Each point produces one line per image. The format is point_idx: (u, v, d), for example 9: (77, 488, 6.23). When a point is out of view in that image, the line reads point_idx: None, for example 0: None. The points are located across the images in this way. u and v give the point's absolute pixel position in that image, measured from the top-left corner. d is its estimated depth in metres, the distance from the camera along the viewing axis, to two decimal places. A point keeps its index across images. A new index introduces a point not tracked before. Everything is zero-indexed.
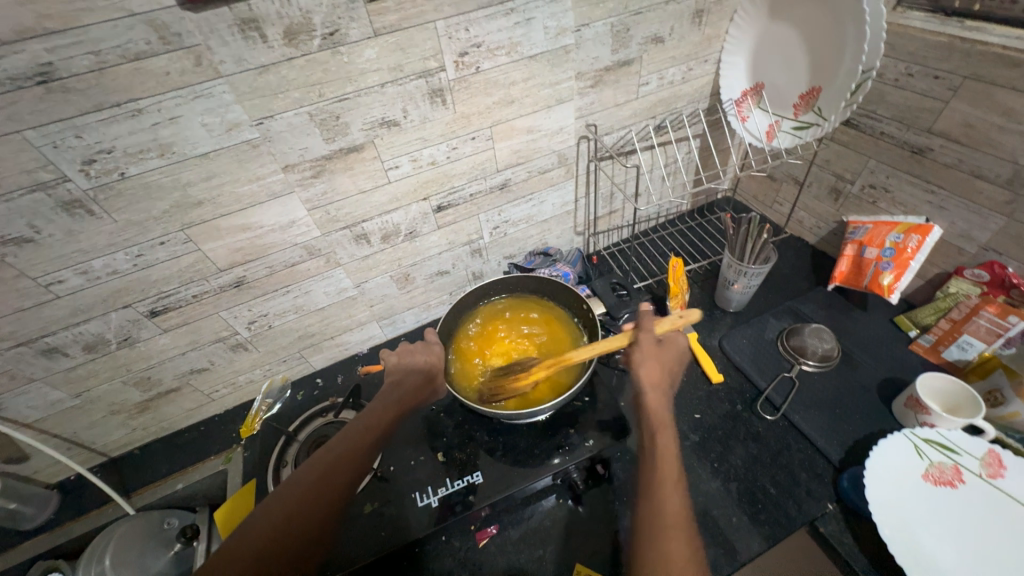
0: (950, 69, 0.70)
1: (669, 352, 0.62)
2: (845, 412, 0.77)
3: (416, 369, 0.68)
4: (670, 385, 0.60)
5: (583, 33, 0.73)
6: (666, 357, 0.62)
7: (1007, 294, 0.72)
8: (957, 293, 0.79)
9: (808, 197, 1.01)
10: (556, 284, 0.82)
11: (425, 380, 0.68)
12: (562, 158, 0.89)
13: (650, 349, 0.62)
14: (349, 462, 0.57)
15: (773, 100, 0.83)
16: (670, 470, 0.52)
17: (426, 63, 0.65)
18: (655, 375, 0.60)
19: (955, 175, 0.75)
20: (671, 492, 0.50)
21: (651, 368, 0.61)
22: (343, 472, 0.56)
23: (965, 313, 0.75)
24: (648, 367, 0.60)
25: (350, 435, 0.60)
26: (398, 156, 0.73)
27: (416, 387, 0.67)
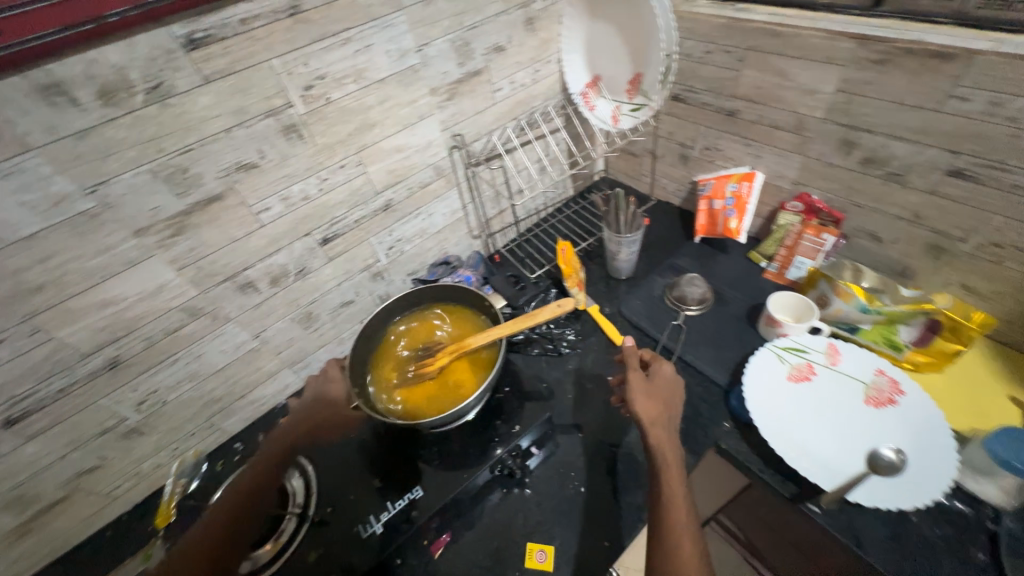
0: (734, 44, 0.85)
1: (659, 385, 0.70)
2: (726, 342, 0.89)
3: (314, 403, 0.77)
4: (669, 417, 0.67)
5: (426, 52, 0.77)
6: (657, 391, 0.70)
7: (818, 217, 0.90)
8: (784, 224, 0.95)
9: (664, 166, 1.15)
10: (455, 290, 0.86)
11: (325, 407, 0.77)
12: (439, 170, 0.92)
13: (641, 387, 0.70)
14: (241, 498, 0.67)
15: (610, 89, 0.93)
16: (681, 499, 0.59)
17: (270, 101, 0.65)
18: (651, 411, 0.67)
19: (760, 129, 0.90)
20: (683, 519, 0.57)
21: (648, 405, 0.68)
22: (228, 510, 0.65)
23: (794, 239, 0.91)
24: (643, 402, 0.68)
25: (244, 477, 0.68)
26: (266, 197, 0.72)
27: (313, 416, 0.77)
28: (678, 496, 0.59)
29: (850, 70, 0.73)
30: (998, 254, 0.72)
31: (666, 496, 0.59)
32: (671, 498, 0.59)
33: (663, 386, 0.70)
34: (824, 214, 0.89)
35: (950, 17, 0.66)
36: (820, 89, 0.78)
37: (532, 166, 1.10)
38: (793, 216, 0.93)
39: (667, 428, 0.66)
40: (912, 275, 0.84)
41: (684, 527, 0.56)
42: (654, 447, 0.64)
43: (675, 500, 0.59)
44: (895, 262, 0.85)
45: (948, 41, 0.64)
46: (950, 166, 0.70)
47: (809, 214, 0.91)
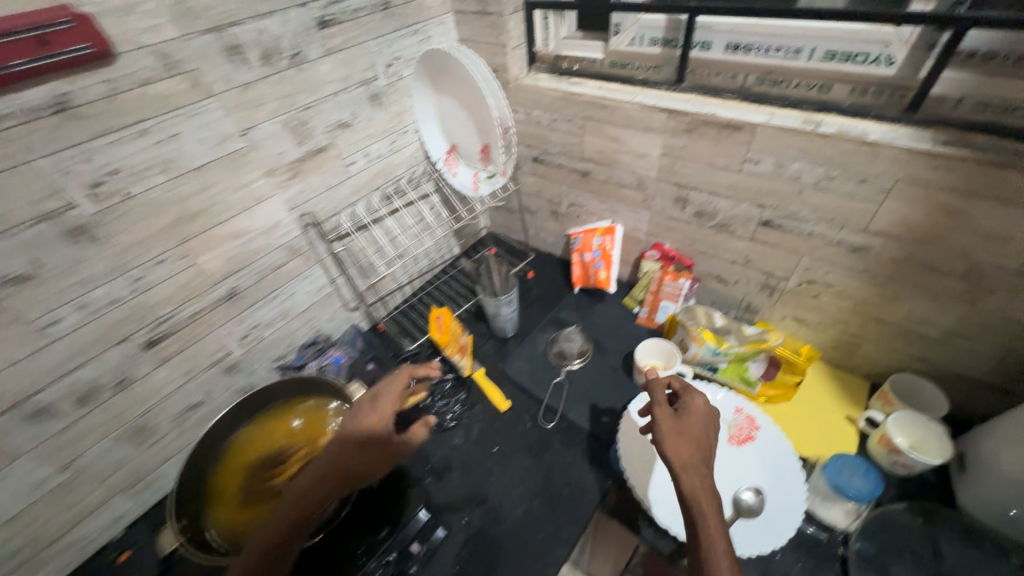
0: (572, 113, 0.91)
1: (694, 420, 0.59)
2: (605, 394, 0.89)
3: (343, 451, 0.57)
4: (707, 461, 0.54)
5: (253, 135, 0.73)
6: (690, 429, 0.58)
7: (674, 263, 0.96)
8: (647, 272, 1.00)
9: (539, 221, 1.19)
10: (308, 382, 0.76)
11: (366, 445, 0.58)
12: (293, 250, 0.86)
13: (670, 425, 0.58)
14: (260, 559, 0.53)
15: (467, 156, 0.95)
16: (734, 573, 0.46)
17: (42, 206, 0.56)
18: (684, 455, 0.54)
19: (610, 187, 0.96)
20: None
21: (682, 447, 0.55)
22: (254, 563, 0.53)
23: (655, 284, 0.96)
24: (675, 445, 0.56)
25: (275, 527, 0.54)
26: (53, 309, 0.61)
27: (357, 450, 0.57)
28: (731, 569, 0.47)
29: (669, 137, 0.80)
30: (813, 289, 0.81)
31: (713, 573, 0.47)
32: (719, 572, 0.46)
33: (699, 423, 0.58)
34: (678, 260, 0.95)
35: (735, 92, 0.76)
36: (649, 153, 0.85)
37: (406, 232, 1.08)
38: (653, 264, 0.98)
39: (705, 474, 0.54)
40: (757, 311, 0.92)
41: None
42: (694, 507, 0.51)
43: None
44: (741, 300, 0.92)
45: (734, 113, 0.72)
46: (761, 217, 0.78)
47: (665, 261, 0.96)
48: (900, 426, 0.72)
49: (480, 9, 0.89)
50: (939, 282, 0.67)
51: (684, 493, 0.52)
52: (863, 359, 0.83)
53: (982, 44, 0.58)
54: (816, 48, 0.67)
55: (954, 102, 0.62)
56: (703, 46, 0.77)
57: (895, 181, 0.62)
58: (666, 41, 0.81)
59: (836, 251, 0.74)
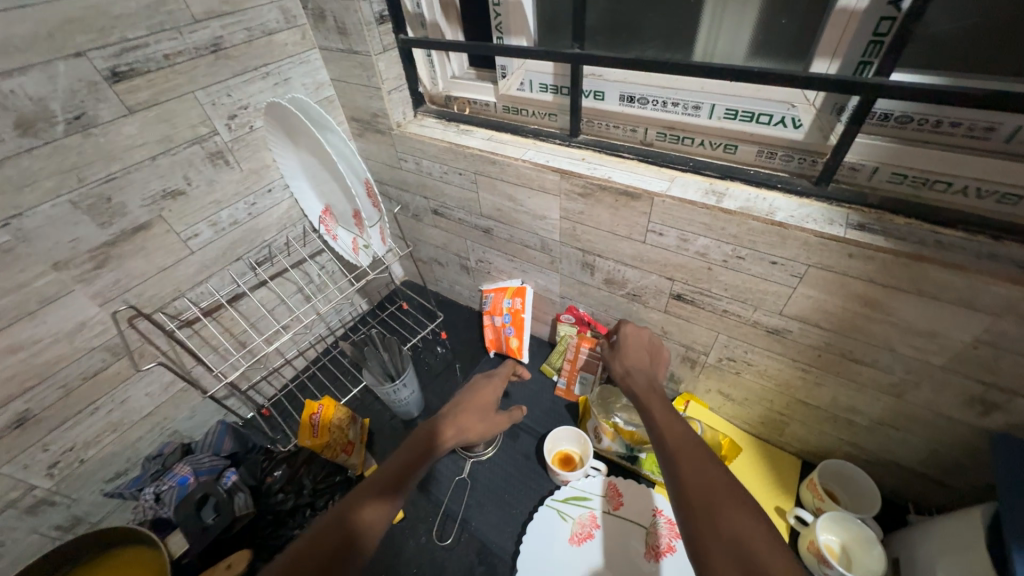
0: (462, 167, 0.78)
1: (635, 344, 0.63)
2: (513, 492, 0.78)
3: (468, 409, 0.61)
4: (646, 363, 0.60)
5: (21, 224, 0.55)
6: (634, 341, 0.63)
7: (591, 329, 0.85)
8: (564, 334, 0.89)
9: (451, 274, 1.06)
10: (118, 531, 0.60)
11: (488, 408, 0.64)
12: (117, 349, 0.69)
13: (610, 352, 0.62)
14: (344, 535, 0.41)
15: (345, 218, 0.80)
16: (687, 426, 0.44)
17: None
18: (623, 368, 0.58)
19: (514, 246, 0.84)
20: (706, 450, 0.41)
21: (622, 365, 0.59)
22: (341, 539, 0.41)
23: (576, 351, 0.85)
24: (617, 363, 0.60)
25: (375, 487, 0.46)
26: None
27: (479, 412, 0.62)
28: (675, 422, 0.45)
29: (565, 200, 0.69)
30: (735, 366, 0.72)
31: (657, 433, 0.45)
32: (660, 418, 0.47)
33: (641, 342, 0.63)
34: (594, 326, 0.85)
35: (634, 149, 0.65)
36: (548, 215, 0.73)
37: (287, 299, 0.92)
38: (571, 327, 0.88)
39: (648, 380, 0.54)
40: (680, 381, 0.82)
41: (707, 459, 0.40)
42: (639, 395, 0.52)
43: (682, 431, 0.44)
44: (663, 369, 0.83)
45: (631, 179, 0.61)
46: (672, 291, 0.68)
47: (583, 325, 0.86)
48: (831, 527, 0.64)
49: (345, 47, 0.75)
50: (862, 372, 0.58)
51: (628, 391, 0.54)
52: (792, 438, 0.75)
53: (897, 105, 0.47)
54: (716, 105, 0.57)
55: (871, 171, 0.52)
56: (596, 96, 0.66)
57: (808, 267, 0.53)
58: (556, 89, 0.69)
59: (755, 331, 0.64)
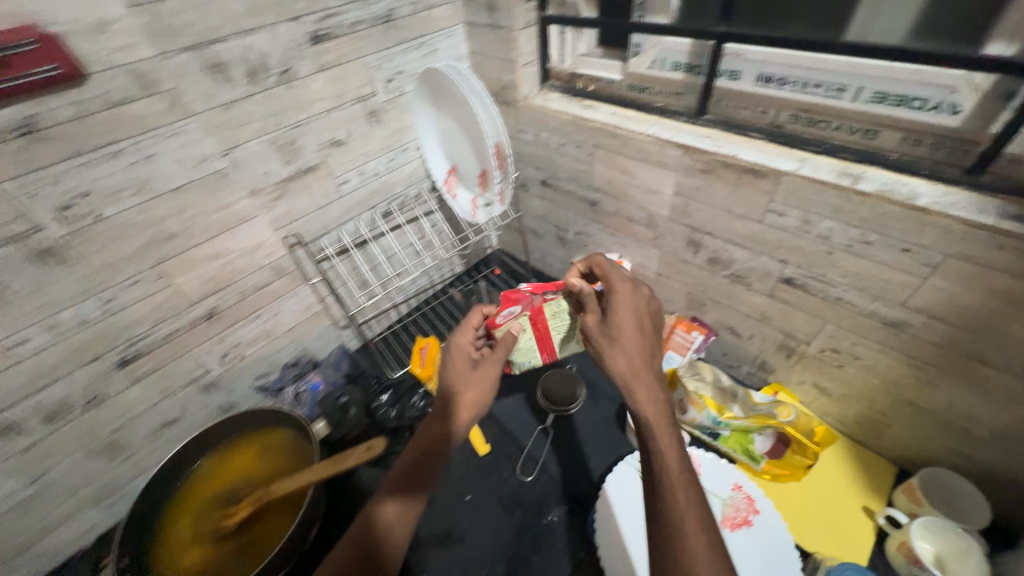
0: (582, 139, 0.83)
1: (628, 307, 0.57)
2: (591, 448, 0.83)
3: (450, 396, 0.60)
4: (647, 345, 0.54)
5: (236, 155, 0.69)
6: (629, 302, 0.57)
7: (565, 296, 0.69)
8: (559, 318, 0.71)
9: (546, 244, 1.12)
10: (272, 414, 0.74)
11: (468, 375, 0.62)
12: (279, 269, 0.84)
13: (601, 332, 0.55)
14: (364, 547, 0.50)
15: (467, 180, 0.89)
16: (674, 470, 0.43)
17: (8, 228, 0.55)
18: (625, 363, 0.51)
19: (618, 220, 0.89)
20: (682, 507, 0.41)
21: (618, 353, 0.53)
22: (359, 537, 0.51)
23: (548, 329, 0.72)
24: (615, 352, 0.53)
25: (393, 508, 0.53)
26: (23, 329, 0.60)
27: (463, 385, 0.61)
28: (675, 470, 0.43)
29: (682, 175, 0.72)
30: (837, 358, 0.71)
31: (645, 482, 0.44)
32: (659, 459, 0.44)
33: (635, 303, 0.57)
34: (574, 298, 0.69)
35: (764, 130, 0.66)
36: (661, 190, 0.77)
37: (403, 250, 1.03)
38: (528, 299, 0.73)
39: (642, 374, 0.50)
40: (771, 370, 0.82)
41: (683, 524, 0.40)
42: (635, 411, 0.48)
43: (677, 490, 0.42)
44: (755, 357, 0.83)
45: (759, 157, 0.63)
46: (781, 274, 0.69)
47: (535, 310, 0.70)
48: (926, 533, 0.62)
49: (489, 22, 0.83)
50: (987, 375, 0.56)
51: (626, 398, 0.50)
52: (890, 441, 0.73)
53: None
54: (863, 87, 0.57)
55: None
56: (731, 75, 0.68)
57: (943, 257, 0.52)
58: (690, 67, 0.71)
59: (867, 322, 0.64)
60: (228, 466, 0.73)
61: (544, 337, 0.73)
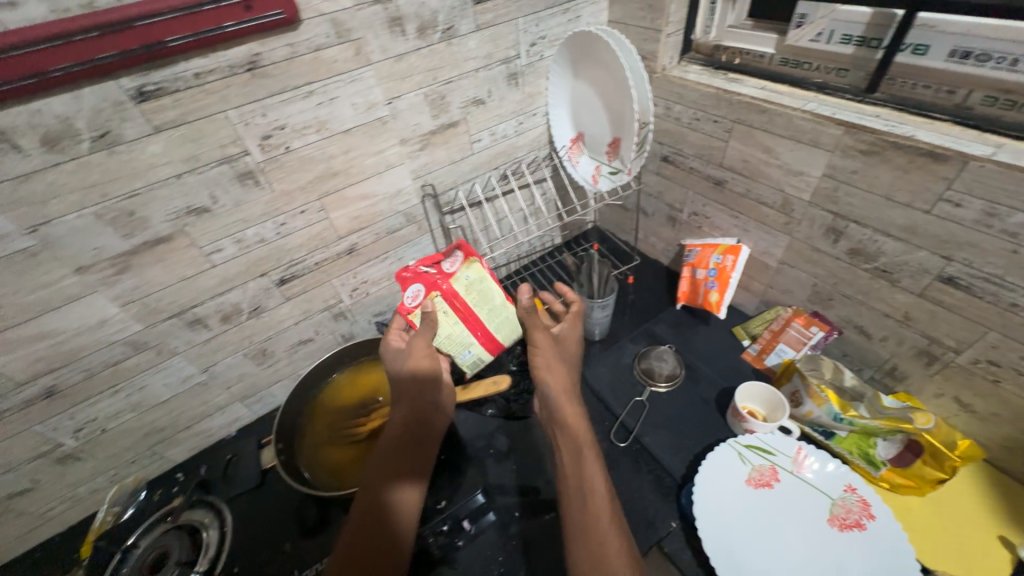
0: (722, 114, 0.81)
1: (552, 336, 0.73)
2: (689, 426, 0.82)
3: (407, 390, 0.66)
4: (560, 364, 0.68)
5: (396, 104, 0.76)
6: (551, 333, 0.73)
7: (470, 262, 0.74)
8: (478, 287, 0.74)
9: (653, 224, 1.11)
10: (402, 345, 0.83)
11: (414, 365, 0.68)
12: (410, 217, 0.91)
13: (550, 348, 0.70)
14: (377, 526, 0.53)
15: (593, 147, 0.90)
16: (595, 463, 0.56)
17: (225, 150, 0.65)
18: (559, 381, 0.65)
19: (747, 203, 0.85)
20: (600, 487, 0.53)
21: (557, 369, 0.66)
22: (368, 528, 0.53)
23: (469, 305, 0.74)
24: (556, 371, 0.66)
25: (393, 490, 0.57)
26: (219, 239, 0.71)
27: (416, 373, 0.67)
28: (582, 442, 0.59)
29: (837, 157, 0.68)
30: (994, 373, 0.64)
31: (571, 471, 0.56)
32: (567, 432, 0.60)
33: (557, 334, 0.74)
34: (478, 262, 0.74)
35: (950, 112, 0.61)
36: (807, 171, 0.73)
37: (513, 215, 1.07)
38: (432, 276, 0.74)
39: (571, 392, 0.64)
40: (902, 378, 0.76)
41: (599, 499, 0.52)
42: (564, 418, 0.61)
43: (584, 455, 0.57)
44: (884, 361, 0.77)
45: (941, 140, 0.58)
46: (942, 272, 0.64)
47: (446, 291, 0.73)
48: None
49: None
50: None
51: (559, 409, 0.62)
52: None
53: None
54: None
55: None
56: (917, 50, 0.62)
57: None
58: (863, 40, 0.66)
59: None
60: (358, 382, 0.82)
61: (470, 316, 0.74)
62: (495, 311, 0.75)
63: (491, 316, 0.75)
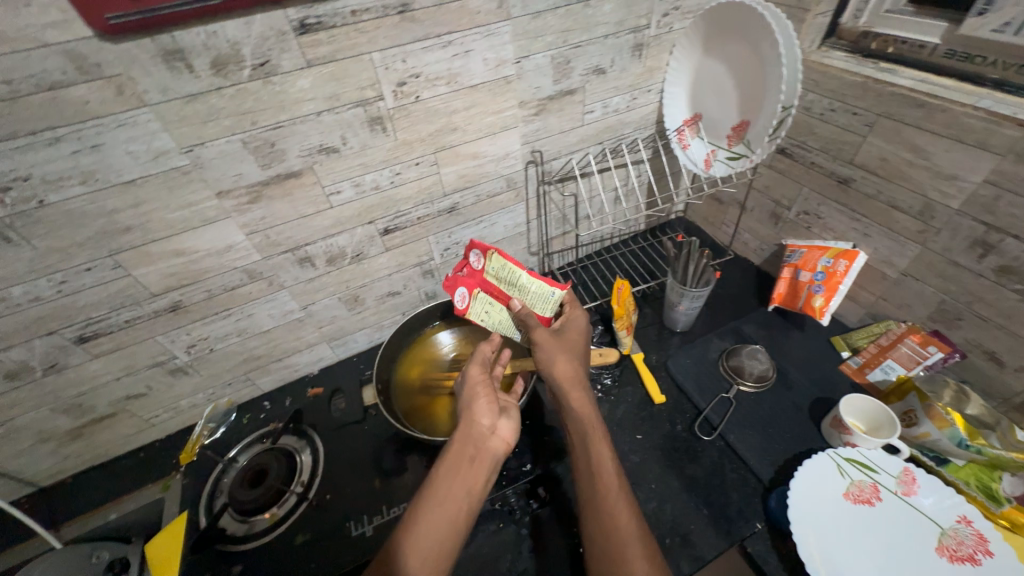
0: (865, 106, 0.75)
1: (569, 335, 0.74)
2: (779, 430, 0.79)
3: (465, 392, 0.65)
4: (578, 361, 0.70)
5: (524, 64, 0.74)
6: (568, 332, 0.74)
7: (491, 256, 0.75)
8: (503, 269, 0.75)
9: (751, 220, 1.05)
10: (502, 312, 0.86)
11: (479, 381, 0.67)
12: (511, 182, 0.90)
13: (553, 344, 0.70)
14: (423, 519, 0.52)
15: (709, 130, 0.86)
16: (606, 453, 0.59)
17: (363, 92, 0.65)
18: (567, 373, 0.67)
19: (875, 206, 0.79)
20: (612, 478, 0.57)
21: (563, 363, 0.68)
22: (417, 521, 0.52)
23: (506, 294, 0.77)
24: (561, 363, 0.68)
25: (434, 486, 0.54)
26: (340, 181, 0.73)
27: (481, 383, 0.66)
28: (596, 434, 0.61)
29: (1009, 161, 0.61)
30: None
31: (584, 463, 0.59)
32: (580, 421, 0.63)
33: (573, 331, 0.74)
34: (497, 253, 0.75)
35: None
36: (964, 176, 0.66)
37: (607, 194, 1.04)
38: (466, 276, 0.78)
39: (579, 383, 0.67)
40: None
41: (612, 487, 0.57)
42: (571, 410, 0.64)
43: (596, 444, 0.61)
44: (1014, 394, 0.71)
45: None
46: None
47: (478, 283, 0.77)
48: None
49: None
50: None
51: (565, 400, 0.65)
52: None
53: None
54: None
55: None
56: None
57: None
58: None
59: None
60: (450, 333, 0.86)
61: (505, 296, 0.77)
62: (531, 295, 0.75)
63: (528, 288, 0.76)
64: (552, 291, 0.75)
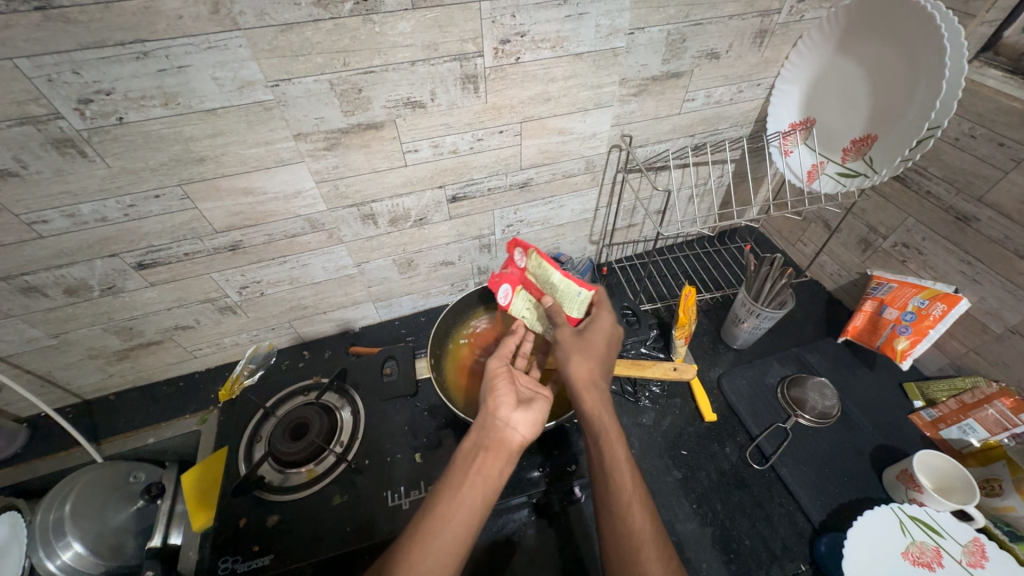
0: (1017, 138, 0.65)
1: (596, 334, 0.63)
2: (835, 473, 0.75)
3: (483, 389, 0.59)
4: (602, 359, 0.60)
5: (636, 37, 0.67)
6: (594, 329, 0.63)
7: (531, 254, 0.74)
8: (536, 268, 0.73)
9: (834, 243, 0.98)
10: None
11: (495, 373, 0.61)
12: (590, 164, 0.84)
13: (574, 344, 0.60)
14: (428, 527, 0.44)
15: (822, 138, 0.77)
16: (622, 455, 0.50)
17: (463, 46, 0.60)
18: (587, 373, 0.57)
19: (996, 251, 0.71)
20: (628, 484, 0.48)
21: (581, 362, 0.58)
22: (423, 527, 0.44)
23: (541, 292, 0.74)
24: (580, 362, 0.58)
25: (445, 486, 0.48)
26: (419, 140, 0.68)
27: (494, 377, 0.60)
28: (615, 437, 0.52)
29: None
30: None
31: (598, 467, 0.50)
32: (597, 421, 0.54)
33: (601, 331, 0.63)
34: (536, 252, 0.73)
35: None
36: None
37: (684, 191, 0.97)
38: (512, 274, 0.78)
39: (598, 384, 0.57)
40: None
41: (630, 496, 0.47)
42: (588, 412, 0.55)
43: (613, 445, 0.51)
44: None
45: None
46: None
47: (517, 281, 0.76)
48: None
49: None
50: None
51: (581, 401, 0.56)
52: None
53: None
54: None
55: None
56: None
57: None
58: None
59: None
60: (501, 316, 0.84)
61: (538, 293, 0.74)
62: (559, 293, 0.70)
63: (554, 285, 0.70)
64: (579, 290, 0.68)
